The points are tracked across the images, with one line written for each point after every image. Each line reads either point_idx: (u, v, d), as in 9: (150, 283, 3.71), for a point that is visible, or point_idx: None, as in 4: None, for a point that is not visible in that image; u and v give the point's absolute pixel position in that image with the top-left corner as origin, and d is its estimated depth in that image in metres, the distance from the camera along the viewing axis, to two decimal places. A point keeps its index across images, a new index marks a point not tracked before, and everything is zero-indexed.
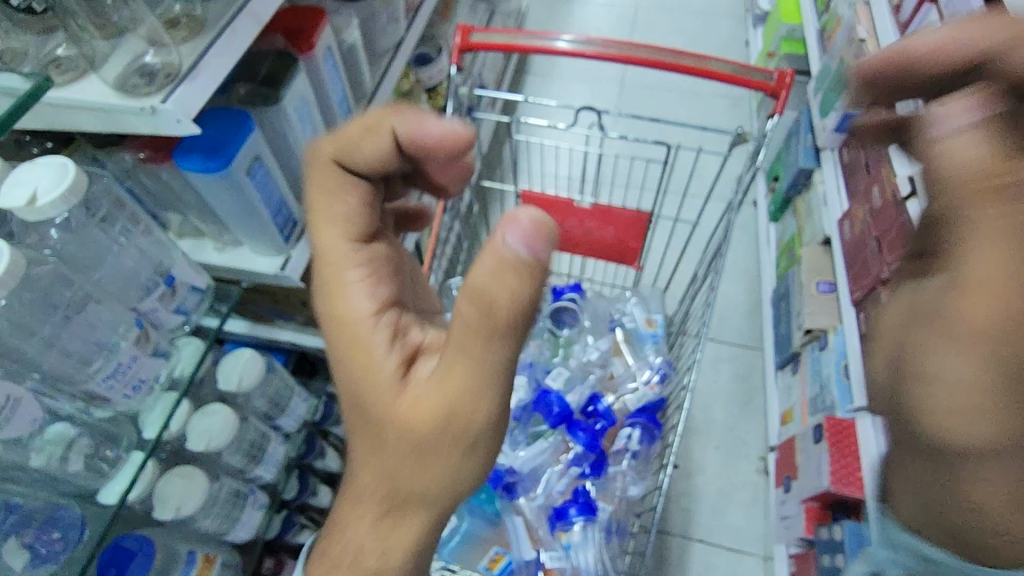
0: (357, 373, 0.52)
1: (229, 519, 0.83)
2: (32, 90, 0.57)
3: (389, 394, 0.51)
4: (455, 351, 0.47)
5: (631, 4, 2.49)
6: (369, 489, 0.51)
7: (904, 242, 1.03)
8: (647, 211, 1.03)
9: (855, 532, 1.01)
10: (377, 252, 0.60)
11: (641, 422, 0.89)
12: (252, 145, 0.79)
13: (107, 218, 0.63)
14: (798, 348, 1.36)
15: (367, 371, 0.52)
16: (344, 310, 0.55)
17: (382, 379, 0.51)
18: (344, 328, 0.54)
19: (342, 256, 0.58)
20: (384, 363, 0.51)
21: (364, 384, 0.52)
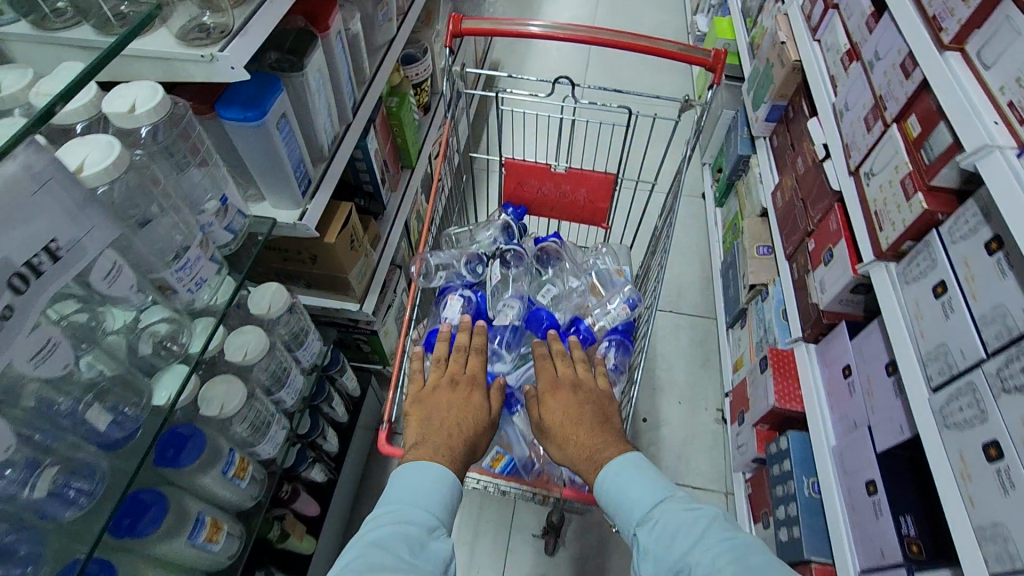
0: (456, 405, 0.83)
1: (258, 431, 0.93)
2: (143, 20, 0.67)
3: (471, 424, 0.81)
4: (561, 394, 0.85)
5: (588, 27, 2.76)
6: (438, 453, 0.76)
7: (823, 197, 1.24)
8: (612, 173, 1.20)
9: (798, 440, 1.19)
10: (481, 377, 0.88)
11: (616, 338, 1.04)
12: (281, 103, 0.92)
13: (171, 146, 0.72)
14: (745, 304, 1.56)
15: (464, 402, 0.83)
16: (473, 368, 0.89)
17: (473, 416, 0.83)
18: (470, 382, 0.87)
19: (476, 357, 0.90)
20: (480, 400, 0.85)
21: (466, 416, 0.82)
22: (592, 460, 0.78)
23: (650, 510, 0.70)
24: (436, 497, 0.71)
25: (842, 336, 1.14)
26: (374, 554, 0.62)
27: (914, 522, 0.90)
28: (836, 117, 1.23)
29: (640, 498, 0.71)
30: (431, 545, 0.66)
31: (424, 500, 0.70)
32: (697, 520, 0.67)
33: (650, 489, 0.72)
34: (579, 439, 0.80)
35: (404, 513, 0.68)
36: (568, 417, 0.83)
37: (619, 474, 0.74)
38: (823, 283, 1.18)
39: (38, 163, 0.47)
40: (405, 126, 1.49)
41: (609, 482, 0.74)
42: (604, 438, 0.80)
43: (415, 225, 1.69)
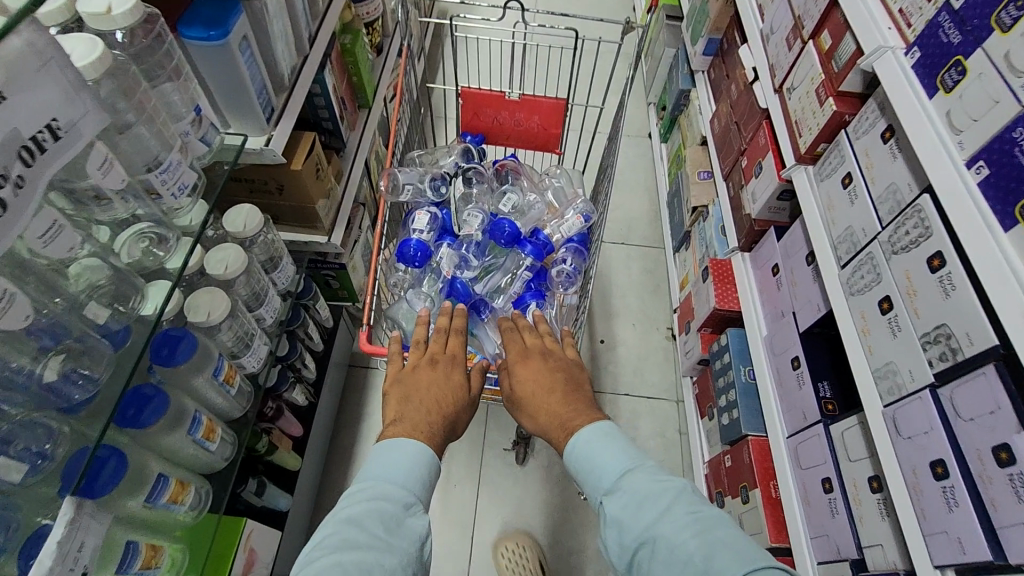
0: (432, 383, 0.89)
1: (242, 343, 0.99)
2: None
3: (448, 404, 0.87)
4: (534, 364, 0.95)
5: None
6: (417, 429, 0.82)
7: (753, 118, 1.36)
8: (562, 99, 1.29)
9: (736, 336, 1.34)
10: (458, 361, 0.94)
11: (573, 245, 1.13)
12: (242, 24, 0.94)
13: (139, 56, 0.75)
14: (689, 226, 1.69)
15: (444, 386, 0.89)
16: (451, 351, 0.95)
17: (450, 391, 0.89)
18: (449, 365, 0.93)
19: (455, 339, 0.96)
20: (454, 377, 0.91)
21: (441, 401, 0.87)
22: (566, 427, 0.86)
23: (620, 477, 0.76)
24: (413, 474, 0.75)
25: (771, 240, 1.28)
26: (350, 531, 0.66)
27: (830, 386, 1.06)
28: (762, 43, 1.34)
29: (609, 465, 0.78)
30: (408, 521, 0.70)
31: (402, 478, 0.74)
32: (666, 490, 0.72)
33: (621, 462, 0.77)
34: (551, 402, 0.89)
35: (381, 489, 0.72)
36: (544, 386, 0.91)
37: (591, 445, 0.81)
38: (754, 194, 1.32)
39: (39, 41, 0.51)
40: (361, 64, 1.51)
41: (584, 448, 0.81)
42: (575, 407, 0.88)
43: (375, 165, 1.73)
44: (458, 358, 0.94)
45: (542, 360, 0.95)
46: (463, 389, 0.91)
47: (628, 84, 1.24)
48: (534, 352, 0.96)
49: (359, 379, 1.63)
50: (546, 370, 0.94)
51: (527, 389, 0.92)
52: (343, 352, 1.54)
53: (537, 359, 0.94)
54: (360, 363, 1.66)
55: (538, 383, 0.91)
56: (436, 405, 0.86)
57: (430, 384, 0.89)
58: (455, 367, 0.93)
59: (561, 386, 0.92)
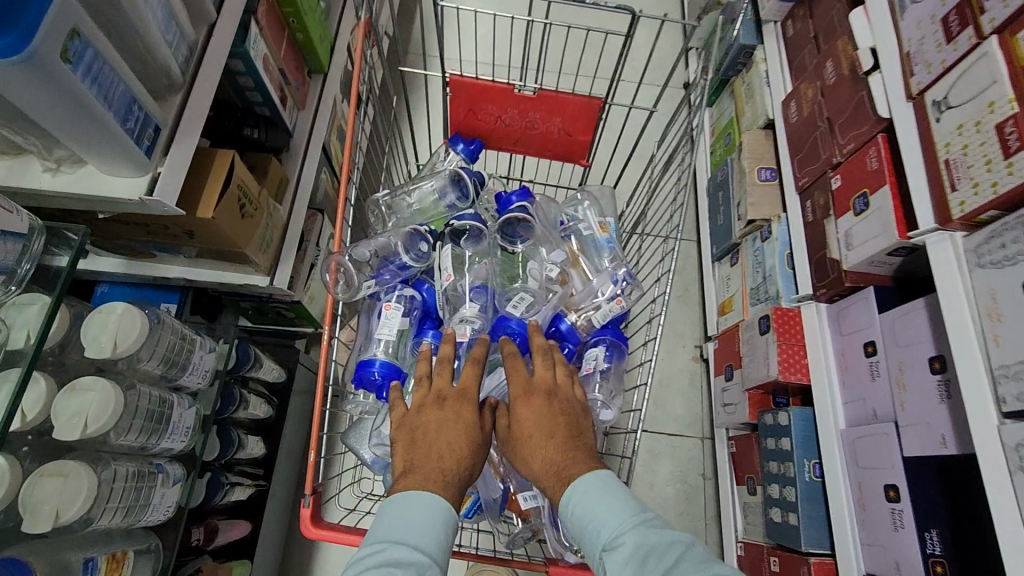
0: (444, 419, 0.61)
1: (135, 507, 0.69)
2: None
3: (470, 442, 0.61)
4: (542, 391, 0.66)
5: None
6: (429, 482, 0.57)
7: (860, 123, 0.97)
8: (597, 96, 0.88)
9: (800, 417, 1.05)
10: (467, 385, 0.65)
11: (607, 339, 0.80)
12: (63, 14, 0.54)
13: None
14: (738, 239, 1.33)
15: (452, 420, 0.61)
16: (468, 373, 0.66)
17: (466, 429, 0.61)
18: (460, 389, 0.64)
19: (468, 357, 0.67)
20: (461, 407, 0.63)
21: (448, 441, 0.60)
22: (566, 476, 0.59)
23: (622, 532, 0.54)
24: (434, 531, 0.54)
25: (867, 305, 0.95)
26: None
27: (940, 538, 0.81)
28: (891, 14, 0.91)
29: (609, 520, 0.55)
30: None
31: (418, 536, 0.53)
32: (669, 542, 0.53)
33: (623, 505, 0.56)
34: (550, 442, 0.61)
35: (388, 554, 0.52)
36: (542, 425, 0.63)
37: (588, 496, 0.57)
38: (849, 238, 0.96)
39: None
40: (305, 16, 1.05)
41: (584, 506, 0.56)
42: (581, 449, 0.62)
43: (336, 147, 1.31)
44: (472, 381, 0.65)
45: (546, 393, 0.65)
46: (479, 427, 0.62)
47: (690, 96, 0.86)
48: (538, 382, 0.66)
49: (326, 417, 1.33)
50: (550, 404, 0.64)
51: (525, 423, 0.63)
52: (302, 399, 1.23)
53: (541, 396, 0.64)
54: None
55: (533, 420, 0.63)
56: (439, 452, 0.59)
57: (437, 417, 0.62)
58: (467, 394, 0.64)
59: (565, 421, 0.63)
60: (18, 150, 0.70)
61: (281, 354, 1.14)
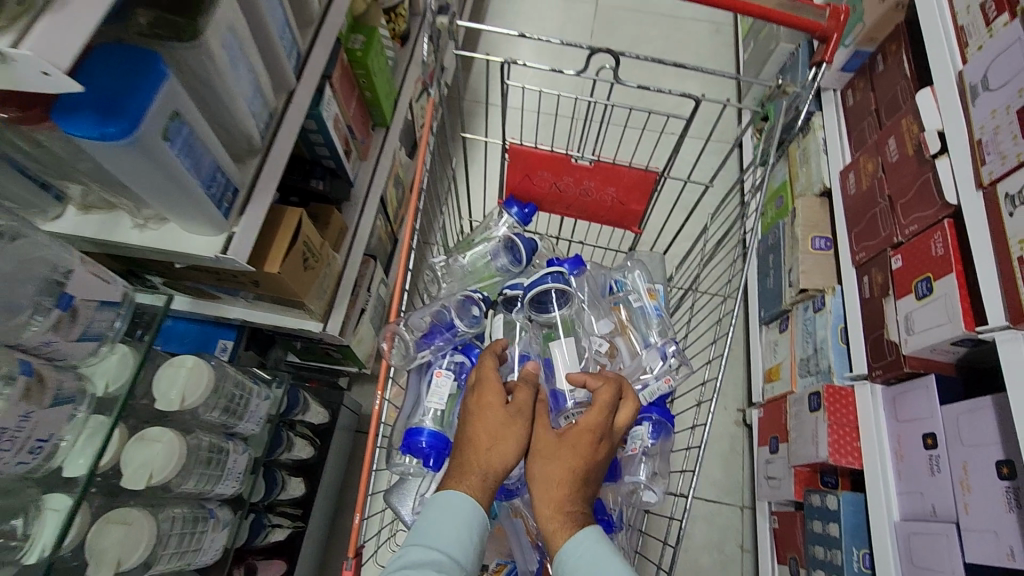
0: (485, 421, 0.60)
1: (187, 551, 0.71)
2: None
3: (496, 449, 0.59)
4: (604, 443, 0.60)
5: None
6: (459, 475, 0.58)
7: (925, 205, 0.95)
8: (655, 170, 0.90)
9: (851, 502, 1.01)
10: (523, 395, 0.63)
11: (654, 416, 0.78)
12: (167, 97, 0.59)
13: None
14: (788, 306, 1.30)
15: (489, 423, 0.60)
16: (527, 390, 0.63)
17: (498, 439, 0.59)
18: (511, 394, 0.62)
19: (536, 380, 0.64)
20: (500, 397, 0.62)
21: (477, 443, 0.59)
22: (568, 513, 0.57)
23: None
24: (461, 533, 0.54)
25: (928, 395, 0.91)
26: None
27: None
28: (962, 99, 0.89)
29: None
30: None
31: (443, 540, 0.54)
32: None
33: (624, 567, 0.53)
34: (569, 488, 0.58)
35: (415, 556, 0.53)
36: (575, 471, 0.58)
37: (589, 550, 0.54)
38: (910, 322, 0.93)
39: None
40: (375, 77, 1.11)
41: (583, 563, 0.53)
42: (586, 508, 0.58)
43: (391, 194, 1.36)
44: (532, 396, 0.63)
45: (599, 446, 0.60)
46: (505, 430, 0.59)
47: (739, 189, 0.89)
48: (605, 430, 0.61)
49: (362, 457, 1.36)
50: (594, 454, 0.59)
51: (566, 460, 0.59)
52: (342, 438, 1.26)
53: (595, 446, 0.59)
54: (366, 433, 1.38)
55: (579, 459, 0.59)
56: (479, 453, 0.59)
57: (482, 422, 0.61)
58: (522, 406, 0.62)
59: (596, 477, 0.60)
60: (111, 205, 0.77)
61: (327, 395, 1.17)
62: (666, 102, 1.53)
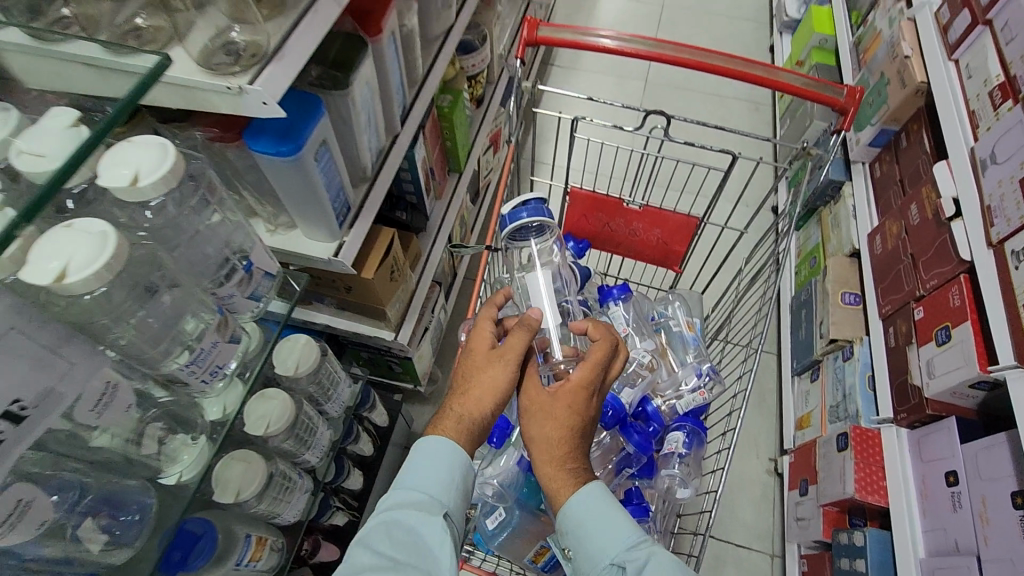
0: (475, 374, 0.71)
1: (280, 502, 0.83)
2: (153, 67, 0.54)
3: (486, 400, 0.69)
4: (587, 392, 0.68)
5: (653, 16, 2.52)
6: (452, 423, 0.69)
7: (943, 262, 1.05)
8: (696, 216, 1.04)
9: (877, 539, 1.05)
10: (512, 348, 0.71)
11: (688, 426, 0.86)
12: (322, 128, 0.78)
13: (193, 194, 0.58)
14: (819, 356, 1.38)
15: (484, 376, 0.70)
16: (514, 345, 0.71)
17: (485, 390, 0.69)
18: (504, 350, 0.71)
19: (527, 333, 0.71)
20: (496, 352, 0.71)
21: (471, 393, 0.70)
22: (567, 470, 0.65)
23: (633, 547, 0.59)
24: (445, 481, 0.66)
25: (949, 435, 0.97)
26: (373, 533, 0.62)
27: None
28: (974, 170, 1.01)
29: (607, 533, 0.60)
30: (423, 529, 0.62)
31: (428, 483, 0.66)
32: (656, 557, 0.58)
33: (618, 519, 0.61)
34: (561, 440, 0.66)
35: (409, 496, 0.65)
36: (564, 421, 0.67)
37: (590, 509, 0.62)
38: (931, 367, 1.01)
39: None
40: (457, 130, 1.32)
41: (582, 519, 0.62)
42: (580, 454, 0.67)
43: (456, 232, 1.54)
44: (521, 350, 0.70)
45: (582, 396, 0.68)
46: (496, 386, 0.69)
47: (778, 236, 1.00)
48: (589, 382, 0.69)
49: None
50: (579, 405, 0.67)
51: (557, 411, 0.67)
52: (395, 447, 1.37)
53: (577, 398, 0.67)
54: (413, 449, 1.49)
55: (567, 412, 0.67)
56: (472, 399, 0.69)
57: (475, 372, 0.71)
58: (509, 357, 0.70)
59: (585, 427, 0.68)
60: (251, 214, 0.95)
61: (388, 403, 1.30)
62: (711, 160, 1.68)
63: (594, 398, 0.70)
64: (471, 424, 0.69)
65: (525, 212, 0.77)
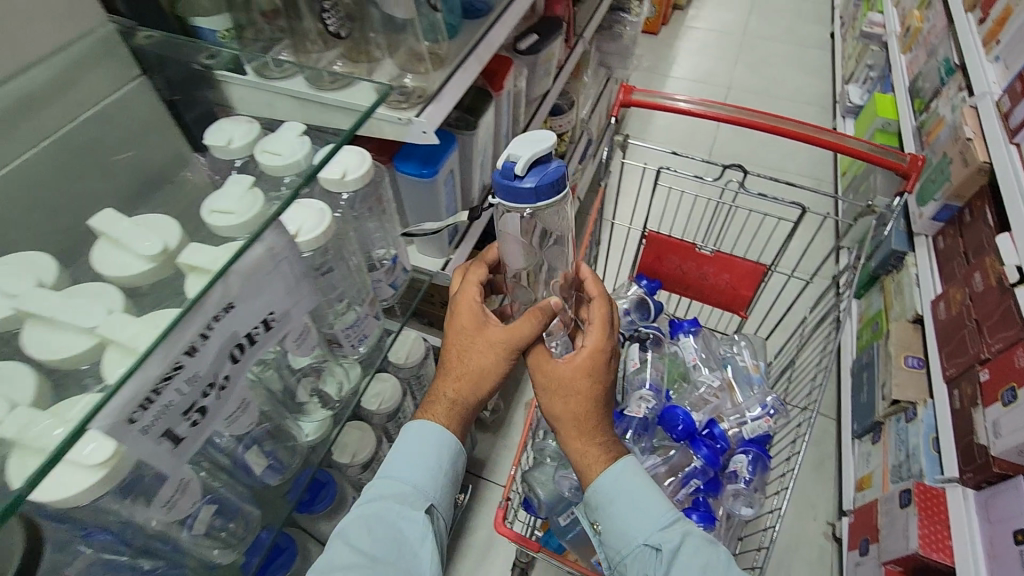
0: (471, 359, 0.76)
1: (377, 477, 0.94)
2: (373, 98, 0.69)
3: (484, 381, 0.77)
4: (592, 378, 0.74)
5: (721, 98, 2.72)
6: (453, 400, 0.78)
7: (1007, 326, 1.09)
8: (763, 264, 1.13)
9: None
10: (513, 340, 0.74)
11: (753, 451, 0.92)
12: (453, 158, 0.95)
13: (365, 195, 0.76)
14: (881, 417, 1.40)
15: (484, 364, 0.75)
16: (514, 337, 0.74)
17: (479, 376, 0.76)
18: (503, 342, 0.74)
19: (528, 325, 0.74)
20: (502, 334, 0.74)
21: (473, 379, 0.77)
22: (587, 445, 0.76)
23: (664, 527, 0.70)
24: (429, 468, 0.76)
25: (1017, 495, 0.98)
26: (355, 523, 0.72)
27: None
28: None
29: (637, 512, 0.71)
30: (405, 524, 0.72)
31: (410, 476, 0.76)
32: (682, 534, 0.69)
33: (650, 501, 0.72)
34: (576, 420, 0.75)
35: (396, 487, 0.75)
36: (573, 407, 0.75)
37: (621, 493, 0.72)
38: (997, 426, 1.03)
39: (278, 244, 0.52)
40: None
41: (610, 500, 0.72)
42: (597, 430, 0.76)
43: None
44: (522, 340, 0.74)
45: (583, 381, 0.74)
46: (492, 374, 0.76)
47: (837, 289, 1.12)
48: (588, 371, 0.74)
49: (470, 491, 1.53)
50: (584, 391, 0.74)
51: (570, 399, 0.75)
52: None
53: (580, 387, 0.74)
54: (475, 471, 1.57)
55: (575, 401, 0.74)
56: (473, 381, 0.77)
57: (472, 357, 0.76)
58: (510, 348, 0.74)
59: (598, 406, 0.76)
60: None
61: None
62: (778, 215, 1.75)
63: (600, 377, 0.75)
64: (474, 399, 0.78)
65: (535, 185, 0.60)
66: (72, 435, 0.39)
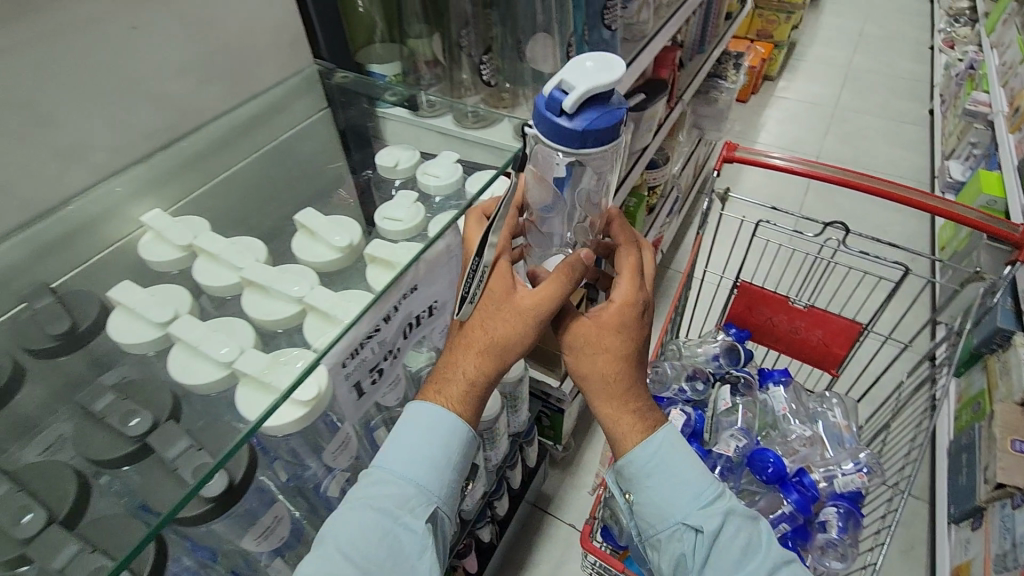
0: (494, 329, 0.67)
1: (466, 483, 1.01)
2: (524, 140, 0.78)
3: (511, 354, 0.67)
4: (630, 333, 0.72)
5: None
6: (468, 382, 0.68)
7: None
8: (859, 323, 1.14)
9: None
10: (543, 307, 0.66)
11: (844, 505, 0.92)
12: None
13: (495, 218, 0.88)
14: (983, 501, 1.31)
15: (509, 335, 0.67)
16: (544, 300, 0.66)
17: (508, 350, 0.67)
18: (534, 309, 0.66)
19: (558, 287, 0.67)
20: (532, 301, 0.66)
21: (496, 354, 0.67)
22: (622, 410, 0.74)
23: (700, 507, 0.72)
24: (433, 460, 0.68)
25: None
26: (346, 525, 0.63)
27: None
28: None
29: (675, 488, 0.73)
30: (405, 532, 0.64)
31: (410, 471, 0.67)
32: (720, 516, 0.71)
33: (691, 478, 0.73)
34: (615, 386, 0.72)
35: (394, 483, 0.67)
36: (613, 371, 0.71)
37: (661, 467, 0.73)
38: None
39: (451, 246, 0.72)
40: None
41: (646, 472, 0.74)
42: (631, 391, 0.74)
43: None
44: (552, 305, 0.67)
45: (620, 337, 0.71)
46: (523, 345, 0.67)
47: (934, 359, 1.11)
48: (627, 326, 0.71)
49: (537, 523, 1.55)
50: (623, 349, 0.71)
51: (609, 362, 0.71)
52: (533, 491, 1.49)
53: (619, 343, 0.71)
54: (543, 505, 1.59)
55: (615, 361, 0.71)
56: (497, 354, 0.67)
57: (494, 329, 0.67)
58: (541, 315, 0.67)
59: (634, 366, 0.73)
60: None
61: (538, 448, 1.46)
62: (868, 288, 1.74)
63: (633, 335, 0.72)
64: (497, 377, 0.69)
65: (582, 128, 0.55)
66: (310, 366, 0.53)
